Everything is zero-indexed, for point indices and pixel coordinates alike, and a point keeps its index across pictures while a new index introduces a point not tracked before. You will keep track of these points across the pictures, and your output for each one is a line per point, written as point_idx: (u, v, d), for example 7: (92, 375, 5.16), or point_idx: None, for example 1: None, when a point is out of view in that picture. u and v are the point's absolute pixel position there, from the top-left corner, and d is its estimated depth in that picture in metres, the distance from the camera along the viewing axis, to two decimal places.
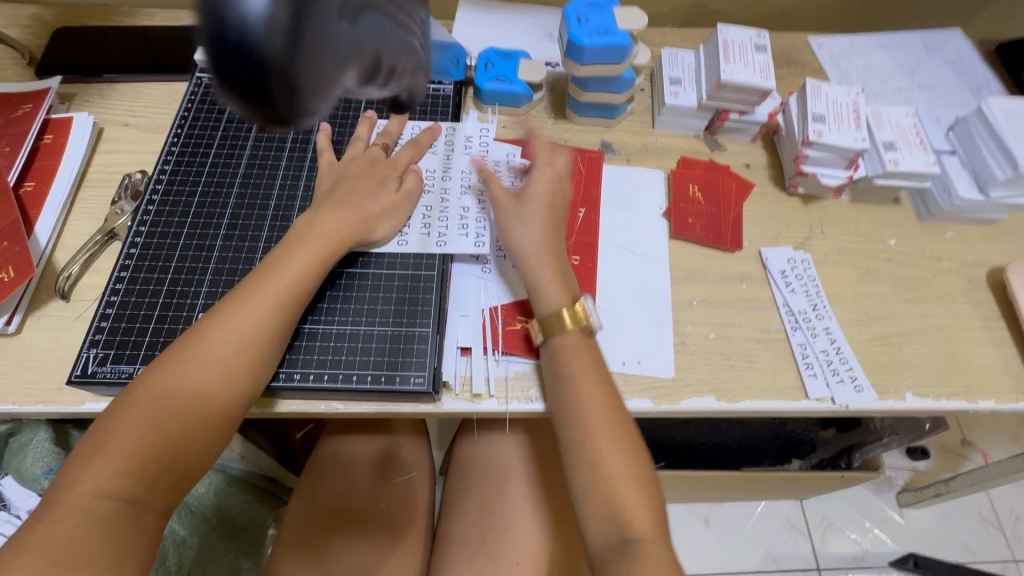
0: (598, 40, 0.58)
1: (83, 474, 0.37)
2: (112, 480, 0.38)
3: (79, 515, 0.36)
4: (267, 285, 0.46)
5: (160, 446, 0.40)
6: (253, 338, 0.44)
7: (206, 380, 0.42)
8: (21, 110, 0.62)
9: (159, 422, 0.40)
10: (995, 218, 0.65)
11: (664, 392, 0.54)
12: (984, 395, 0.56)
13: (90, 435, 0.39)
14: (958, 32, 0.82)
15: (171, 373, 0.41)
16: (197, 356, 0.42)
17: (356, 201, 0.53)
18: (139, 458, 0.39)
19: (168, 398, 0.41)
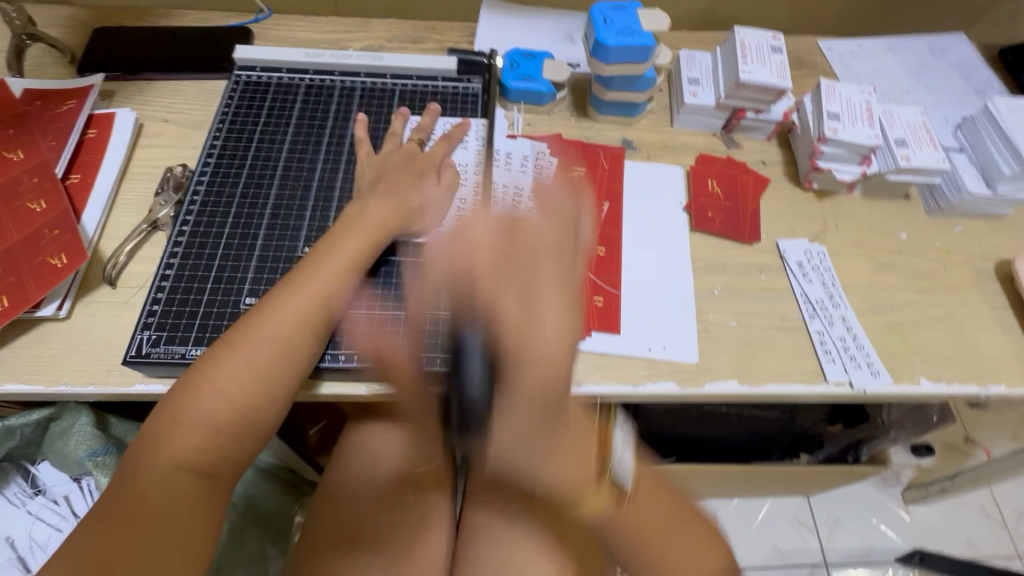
0: (623, 41, 0.61)
1: (162, 449, 0.41)
2: (189, 455, 0.42)
3: (161, 487, 0.40)
4: (321, 272, 0.49)
5: (230, 421, 0.43)
6: (313, 320, 0.47)
7: (270, 358, 0.45)
8: (66, 106, 0.65)
9: (230, 399, 0.43)
10: (1001, 213, 0.68)
11: (689, 375, 0.56)
12: (994, 381, 0.58)
13: (163, 411, 0.43)
14: (961, 37, 0.85)
15: (238, 353, 0.44)
16: (263, 337, 0.45)
17: (397, 194, 0.56)
18: (213, 433, 0.43)
19: (236, 375, 0.44)
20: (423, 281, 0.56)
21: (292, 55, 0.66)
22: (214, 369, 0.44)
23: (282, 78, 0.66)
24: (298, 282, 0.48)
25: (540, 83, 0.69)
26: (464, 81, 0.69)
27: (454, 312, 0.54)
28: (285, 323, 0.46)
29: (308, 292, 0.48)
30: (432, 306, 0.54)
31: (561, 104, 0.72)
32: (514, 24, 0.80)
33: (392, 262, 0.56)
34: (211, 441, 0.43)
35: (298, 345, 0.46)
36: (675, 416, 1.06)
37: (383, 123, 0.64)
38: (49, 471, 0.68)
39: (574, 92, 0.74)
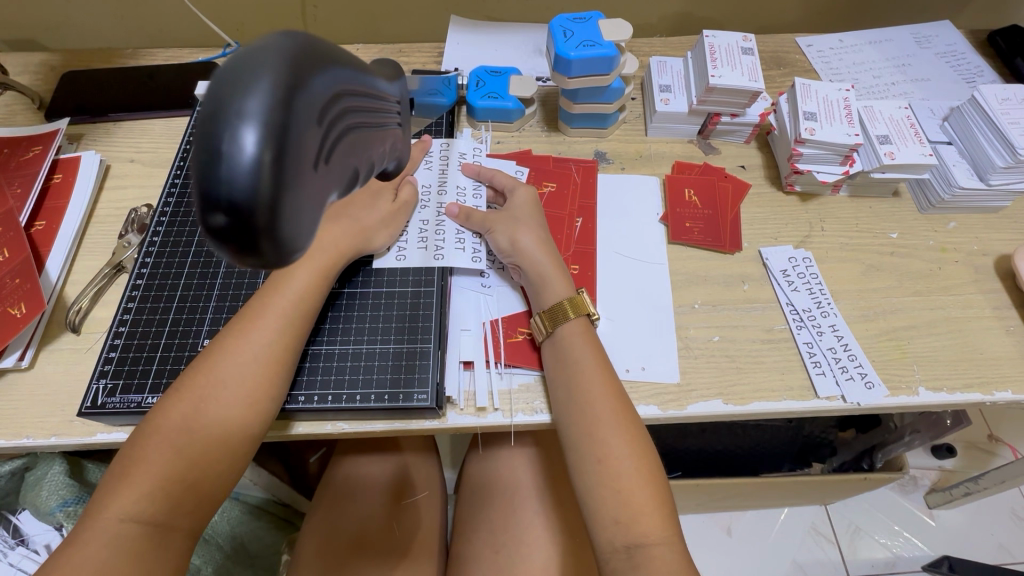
0: (584, 53, 0.59)
1: (111, 500, 0.39)
2: (139, 507, 0.39)
3: (106, 540, 0.38)
4: (272, 304, 0.47)
5: (181, 469, 0.41)
6: (267, 355, 0.45)
7: (222, 398, 0.43)
8: (32, 153, 0.65)
9: (181, 446, 0.41)
10: (998, 206, 0.64)
11: (671, 397, 0.53)
12: (1000, 387, 0.55)
13: (118, 461, 0.41)
14: (947, 24, 0.82)
15: (189, 399, 0.42)
16: (215, 379, 0.43)
17: (349, 213, 0.53)
18: (162, 481, 0.40)
19: (186, 421, 0.42)
20: (383, 311, 0.54)
21: None
22: (167, 412, 0.42)
23: None
24: (251, 317, 0.46)
25: (507, 100, 0.67)
26: None
27: (418, 343, 0.52)
28: (238, 359, 0.44)
29: (259, 325, 0.46)
30: (395, 338, 0.52)
31: (532, 120, 0.71)
32: (483, 41, 0.78)
33: (351, 293, 0.55)
34: (163, 490, 0.40)
35: (254, 381, 0.44)
36: None
37: None
38: (30, 520, 0.68)
39: (544, 106, 0.72)
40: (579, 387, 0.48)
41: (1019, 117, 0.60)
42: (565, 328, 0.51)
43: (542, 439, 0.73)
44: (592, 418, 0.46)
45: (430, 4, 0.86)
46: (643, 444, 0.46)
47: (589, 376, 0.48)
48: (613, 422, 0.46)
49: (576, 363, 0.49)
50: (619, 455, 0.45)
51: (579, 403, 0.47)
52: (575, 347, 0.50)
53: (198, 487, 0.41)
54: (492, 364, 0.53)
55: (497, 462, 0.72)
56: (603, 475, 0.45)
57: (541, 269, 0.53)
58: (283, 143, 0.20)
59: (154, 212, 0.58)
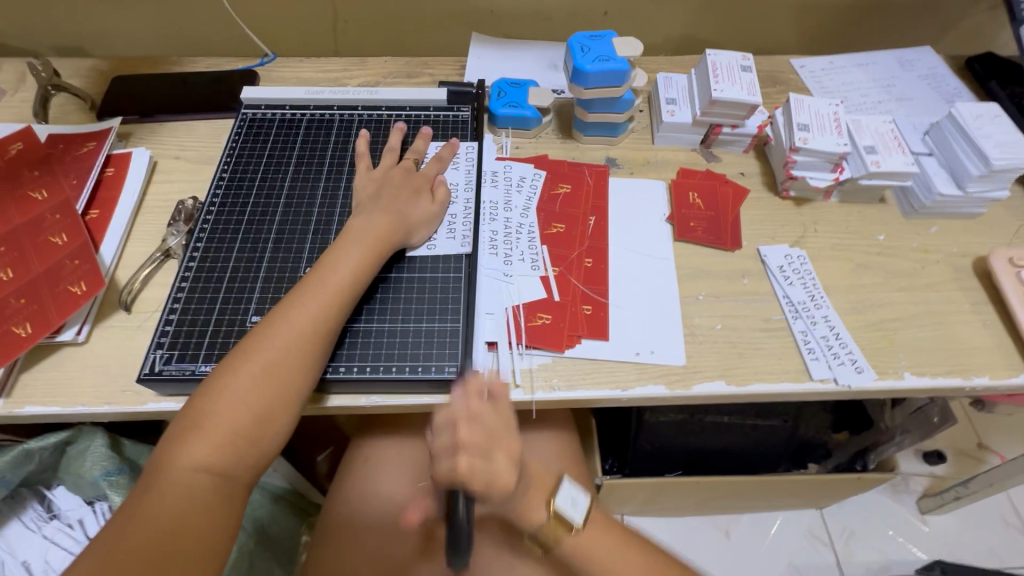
0: (600, 66, 0.65)
1: (184, 452, 0.43)
2: (211, 458, 0.43)
3: (182, 489, 0.42)
4: (327, 283, 0.52)
5: (249, 426, 0.45)
6: (324, 328, 0.50)
7: (286, 365, 0.47)
8: (86, 148, 0.70)
9: (249, 406, 0.45)
10: (975, 212, 0.70)
11: (677, 378, 0.58)
12: (978, 373, 0.60)
13: (182, 419, 0.45)
14: (928, 49, 0.89)
15: (253, 364, 0.47)
16: (277, 348, 0.47)
17: (397, 208, 0.60)
18: (231, 436, 0.44)
19: (252, 384, 0.46)
20: (415, 293, 0.58)
21: (294, 92, 0.71)
22: (225, 375, 0.46)
23: (285, 114, 0.71)
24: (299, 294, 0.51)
25: (525, 108, 0.73)
26: (454, 108, 0.74)
27: (447, 322, 0.57)
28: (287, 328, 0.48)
29: (316, 301, 0.51)
30: (426, 317, 0.57)
31: (547, 128, 0.77)
32: (501, 56, 0.85)
33: (387, 277, 0.59)
34: (225, 445, 0.44)
35: (300, 347, 0.48)
36: (679, 428, 1.06)
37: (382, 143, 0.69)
38: (64, 495, 0.71)
39: (559, 115, 0.78)
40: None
41: (991, 131, 0.66)
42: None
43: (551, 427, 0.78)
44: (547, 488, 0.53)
45: (451, 22, 0.93)
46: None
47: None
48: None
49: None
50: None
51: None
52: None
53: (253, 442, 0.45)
54: (515, 344, 0.58)
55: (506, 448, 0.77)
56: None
57: None
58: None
59: (203, 202, 0.63)
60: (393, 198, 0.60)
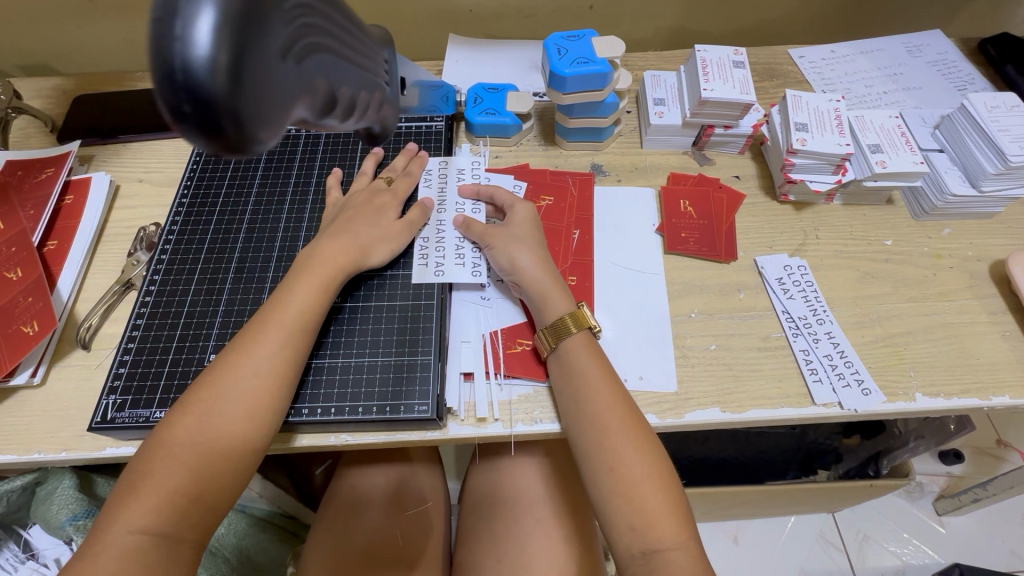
0: (578, 69, 0.61)
1: (119, 514, 0.39)
2: (147, 518, 0.39)
3: (117, 552, 0.38)
4: (275, 319, 0.48)
5: (188, 482, 0.41)
6: (270, 368, 0.46)
7: (227, 409, 0.43)
8: (44, 175, 0.67)
9: (188, 459, 0.41)
10: (992, 212, 0.65)
11: (669, 406, 0.54)
12: (998, 392, 0.55)
13: (124, 477, 0.41)
14: (938, 33, 0.83)
15: (195, 415, 0.43)
16: (218, 395, 0.44)
17: (351, 230, 0.55)
18: (168, 495, 0.40)
19: (191, 436, 0.42)
20: (383, 323, 0.55)
21: None
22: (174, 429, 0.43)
23: None
24: (255, 337, 0.47)
25: (504, 115, 0.69)
26: (428, 118, 0.70)
27: (418, 355, 0.53)
28: (247, 376, 0.45)
29: (263, 340, 0.47)
30: (396, 350, 0.53)
31: (529, 135, 0.72)
32: (481, 58, 0.80)
33: (354, 307, 0.56)
34: (166, 502, 0.40)
35: (262, 397, 0.45)
36: None
37: (356, 166, 0.64)
38: (41, 534, 0.69)
39: (541, 120, 0.74)
40: (590, 409, 0.48)
41: (1008, 124, 0.61)
42: (569, 341, 0.52)
43: (548, 448, 0.73)
44: (600, 430, 0.47)
45: (430, 24, 0.89)
46: (656, 454, 0.46)
47: (598, 392, 0.49)
48: (623, 431, 0.47)
49: (582, 374, 0.50)
50: (630, 463, 0.45)
51: (587, 413, 0.48)
52: (579, 359, 0.51)
53: (208, 498, 0.42)
54: (492, 375, 0.54)
55: (498, 472, 0.73)
56: (616, 483, 0.45)
57: (541, 288, 0.54)
58: (238, 45, 0.26)
59: (162, 230, 0.60)
60: (352, 217, 0.56)
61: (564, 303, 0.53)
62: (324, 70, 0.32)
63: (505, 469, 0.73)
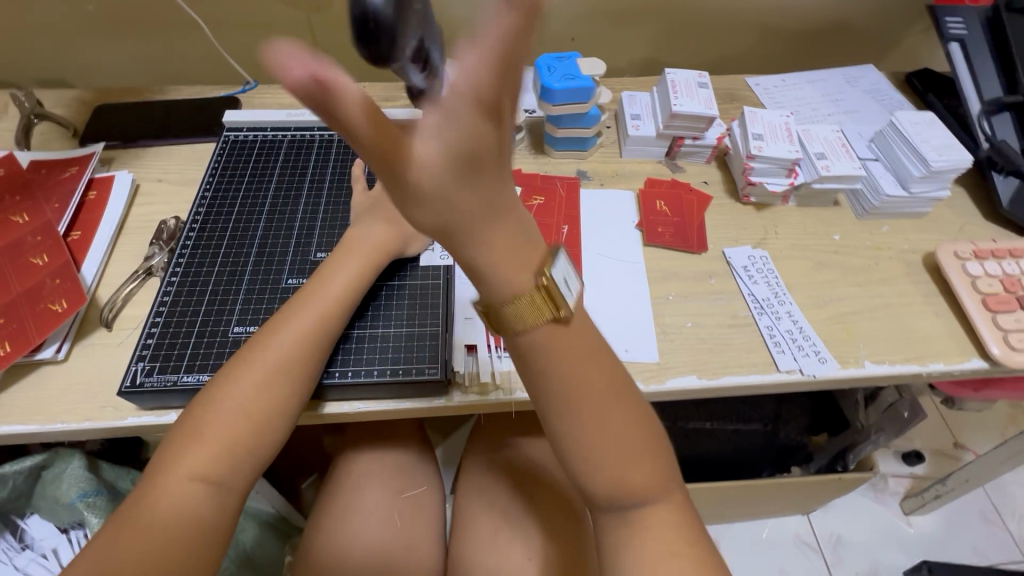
0: (566, 84, 0.69)
1: (181, 459, 0.44)
2: (205, 464, 0.44)
3: (175, 496, 0.42)
4: (327, 291, 0.54)
5: (245, 432, 0.46)
6: (321, 334, 0.52)
7: (282, 368, 0.49)
8: (68, 173, 0.71)
9: (248, 411, 0.47)
10: (921, 212, 0.75)
11: (651, 373, 0.60)
12: (934, 359, 0.63)
13: (184, 425, 0.46)
14: (872, 68, 0.96)
15: (255, 371, 0.48)
16: (274, 355, 0.49)
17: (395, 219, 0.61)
18: (229, 445, 0.45)
19: (251, 389, 0.47)
20: (396, 300, 0.60)
21: (276, 116, 0.74)
22: (224, 382, 0.48)
23: (267, 135, 0.74)
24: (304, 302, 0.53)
25: None
26: None
27: (427, 325, 0.58)
28: (285, 336, 0.50)
29: (313, 309, 0.52)
30: (407, 322, 0.59)
31: (520, 144, 0.80)
32: None
33: (388, 287, 0.61)
34: (222, 450, 0.45)
35: (309, 360, 0.50)
36: None
37: None
38: (39, 524, 0.69)
39: (531, 133, 0.82)
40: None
41: (929, 137, 0.72)
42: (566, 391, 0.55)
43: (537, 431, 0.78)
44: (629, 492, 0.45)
45: None
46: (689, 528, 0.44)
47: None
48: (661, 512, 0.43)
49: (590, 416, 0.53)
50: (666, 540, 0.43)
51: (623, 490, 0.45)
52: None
53: (251, 447, 0.47)
54: (494, 346, 0.59)
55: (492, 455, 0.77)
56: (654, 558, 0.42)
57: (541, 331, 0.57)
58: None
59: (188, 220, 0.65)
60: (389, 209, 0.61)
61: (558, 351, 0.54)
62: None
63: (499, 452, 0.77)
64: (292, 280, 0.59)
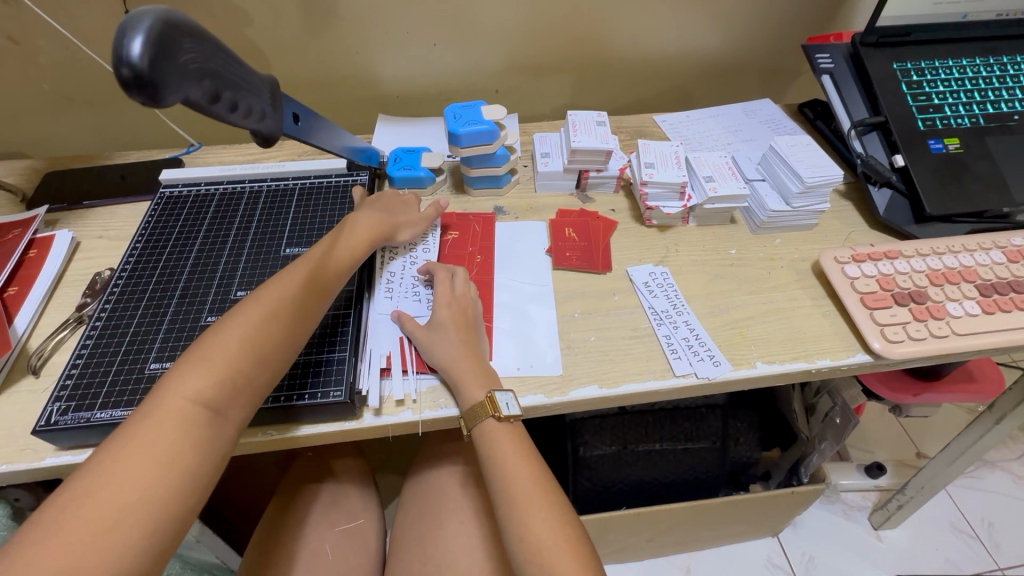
0: (470, 128, 0.76)
1: (183, 385, 0.49)
2: (207, 391, 0.49)
3: (180, 414, 0.47)
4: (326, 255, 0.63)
5: (246, 364, 0.52)
6: (317, 290, 0.60)
7: (283, 310, 0.56)
8: (11, 234, 0.76)
9: (250, 345, 0.53)
10: (809, 224, 0.81)
11: (554, 386, 0.64)
12: (821, 355, 0.67)
13: (188, 357, 0.51)
14: (768, 101, 1.06)
15: (260, 312, 0.55)
16: (277, 301, 0.57)
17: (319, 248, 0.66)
18: (230, 374, 0.51)
19: (257, 326, 0.54)
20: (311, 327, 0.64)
21: (209, 171, 0.81)
22: (226, 321, 0.54)
23: (200, 189, 0.80)
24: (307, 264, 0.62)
25: (418, 170, 0.83)
26: (353, 174, 0.82)
27: (337, 352, 0.62)
28: (287, 288, 0.58)
29: (312, 268, 0.61)
30: (316, 349, 0.63)
31: (442, 186, 0.87)
32: (405, 130, 0.98)
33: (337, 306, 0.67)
34: (225, 377, 0.50)
35: (305, 310, 0.58)
36: (615, 463, 1.11)
37: (302, 208, 0.77)
38: None
39: (452, 175, 0.89)
40: (504, 473, 0.56)
41: (804, 156, 0.79)
42: (484, 425, 0.58)
43: (470, 456, 0.80)
44: (512, 494, 0.55)
45: (365, 107, 1.08)
46: (569, 524, 0.53)
47: (509, 460, 0.57)
48: (537, 503, 0.54)
49: (501, 454, 0.57)
50: (539, 532, 0.52)
51: (505, 495, 0.55)
52: (497, 441, 0.58)
53: (249, 377, 0.52)
54: (404, 371, 0.63)
55: (427, 480, 0.79)
56: (528, 552, 0.51)
57: (459, 378, 0.60)
58: (159, 55, 0.37)
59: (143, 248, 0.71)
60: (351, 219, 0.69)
61: (480, 389, 0.59)
62: (219, 75, 0.43)
63: (431, 479, 0.79)
64: (210, 317, 0.63)
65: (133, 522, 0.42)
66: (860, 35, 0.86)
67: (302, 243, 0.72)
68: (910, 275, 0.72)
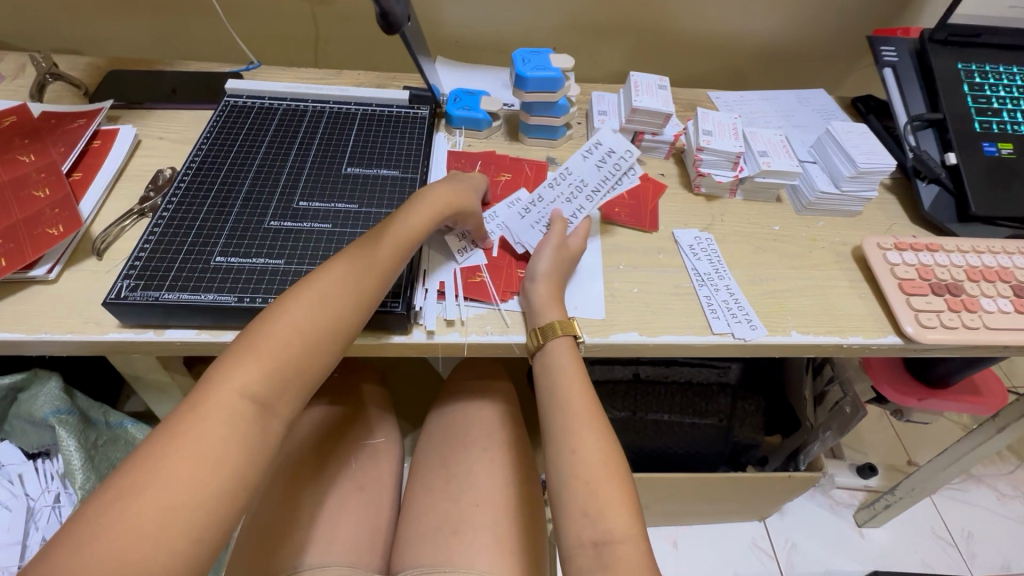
0: (537, 73, 0.78)
1: (232, 375, 0.45)
2: (255, 384, 0.45)
3: (228, 408, 0.43)
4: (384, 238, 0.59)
5: (296, 357, 0.49)
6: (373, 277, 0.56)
7: (333, 297, 0.53)
8: (76, 123, 0.77)
9: (299, 336, 0.49)
10: (854, 210, 0.83)
11: (597, 327, 0.66)
12: (854, 333, 0.69)
13: (237, 346, 0.47)
14: (822, 91, 1.06)
15: (308, 301, 0.52)
16: (326, 288, 0.53)
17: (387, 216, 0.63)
18: (277, 366, 0.47)
19: (302, 317, 0.50)
20: None
21: (274, 86, 0.81)
22: (274, 306, 0.51)
23: (263, 103, 0.81)
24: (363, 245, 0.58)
25: (477, 112, 0.84)
26: (414, 107, 0.83)
27: None
28: (341, 274, 0.55)
29: (368, 252, 0.57)
30: None
31: (497, 131, 0.88)
32: (463, 74, 0.98)
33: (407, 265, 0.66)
34: (274, 371, 0.47)
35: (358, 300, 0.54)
36: (623, 428, 1.14)
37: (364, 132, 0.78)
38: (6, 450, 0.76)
39: (507, 122, 0.90)
40: (560, 390, 0.59)
41: (859, 142, 0.80)
42: (553, 343, 0.61)
43: (496, 395, 0.82)
44: (566, 412, 0.58)
45: None
46: (612, 443, 0.56)
47: (568, 379, 0.59)
48: (587, 421, 0.57)
49: (559, 370, 0.60)
50: (587, 447, 0.55)
51: (559, 412, 0.58)
52: (560, 358, 0.60)
53: (299, 372, 0.49)
54: (456, 296, 0.65)
55: (452, 412, 0.81)
56: (573, 467, 0.54)
57: (535, 301, 0.64)
58: None
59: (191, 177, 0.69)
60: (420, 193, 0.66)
61: (554, 312, 0.62)
62: None
63: (456, 411, 0.81)
64: (274, 222, 0.65)
65: (170, 527, 0.38)
66: (930, 31, 0.87)
67: (363, 164, 0.74)
68: (949, 268, 0.74)
